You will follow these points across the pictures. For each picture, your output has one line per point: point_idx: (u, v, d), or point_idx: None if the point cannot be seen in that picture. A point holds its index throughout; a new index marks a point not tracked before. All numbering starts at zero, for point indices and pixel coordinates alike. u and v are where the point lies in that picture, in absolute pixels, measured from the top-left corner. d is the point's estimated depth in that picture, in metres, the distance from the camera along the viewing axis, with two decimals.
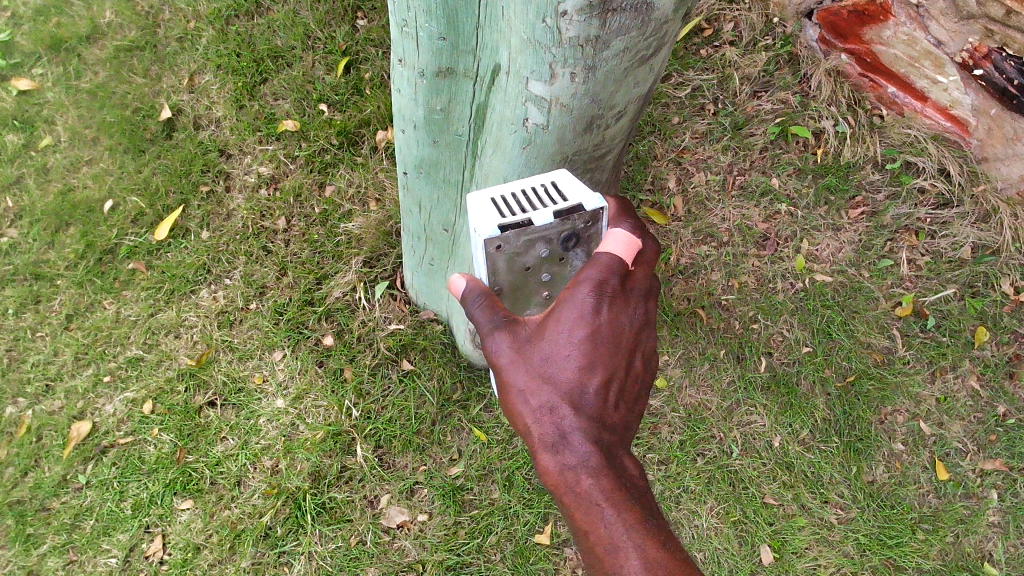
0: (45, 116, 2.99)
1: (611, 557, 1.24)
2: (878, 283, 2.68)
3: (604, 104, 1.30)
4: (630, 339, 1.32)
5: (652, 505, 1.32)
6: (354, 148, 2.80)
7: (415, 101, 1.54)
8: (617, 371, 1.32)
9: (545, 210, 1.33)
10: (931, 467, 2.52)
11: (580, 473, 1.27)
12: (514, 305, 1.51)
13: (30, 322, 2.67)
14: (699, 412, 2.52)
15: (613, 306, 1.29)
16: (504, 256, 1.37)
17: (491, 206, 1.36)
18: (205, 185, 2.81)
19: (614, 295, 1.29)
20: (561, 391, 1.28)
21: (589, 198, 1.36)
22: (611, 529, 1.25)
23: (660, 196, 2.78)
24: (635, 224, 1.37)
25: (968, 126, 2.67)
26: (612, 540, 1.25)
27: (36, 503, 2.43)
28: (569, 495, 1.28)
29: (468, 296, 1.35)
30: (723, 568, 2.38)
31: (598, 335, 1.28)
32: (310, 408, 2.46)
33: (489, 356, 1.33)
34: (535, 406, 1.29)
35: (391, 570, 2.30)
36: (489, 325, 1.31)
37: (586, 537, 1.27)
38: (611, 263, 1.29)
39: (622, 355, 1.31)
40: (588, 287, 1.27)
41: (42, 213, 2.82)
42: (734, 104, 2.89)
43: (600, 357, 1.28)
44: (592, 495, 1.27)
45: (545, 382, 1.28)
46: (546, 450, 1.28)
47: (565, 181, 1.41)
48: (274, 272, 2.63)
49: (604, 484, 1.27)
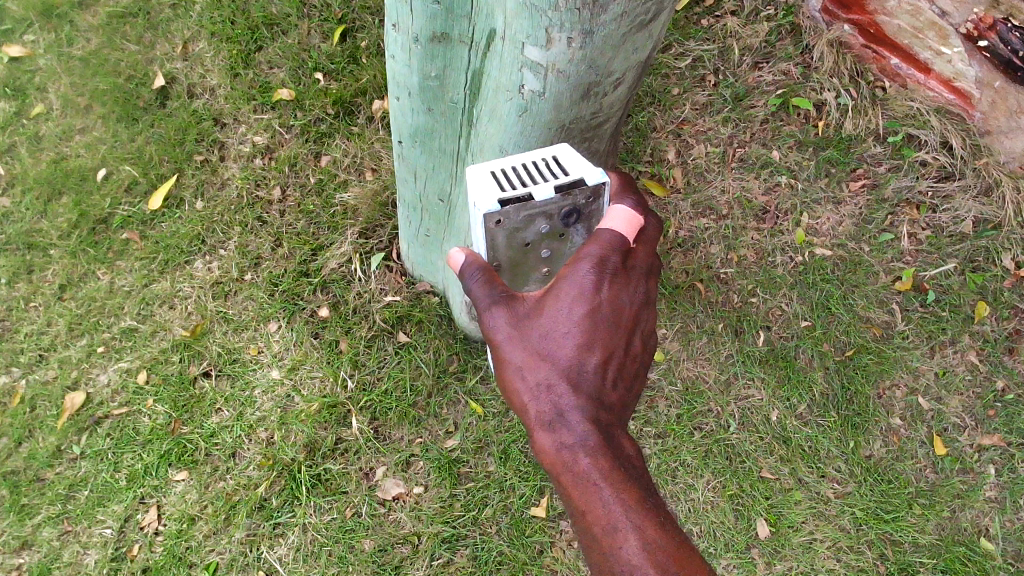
0: (37, 84, 2.95)
1: (610, 537, 1.23)
2: (878, 257, 2.66)
3: (601, 72, 1.28)
4: (630, 319, 1.31)
5: (651, 487, 1.31)
6: (350, 117, 2.77)
7: (410, 68, 1.51)
8: (617, 351, 1.30)
9: (545, 184, 1.32)
10: (928, 442, 2.51)
11: (578, 451, 1.26)
12: (514, 282, 1.50)
13: (24, 293, 2.65)
14: (697, 386, 2.51)
15: (614, 285, 1.28)
16: (503, 232, 1.35)
17: (490, 180, 1.35)
18: (200, 154, 2.78)
19: (615, 273, 1.28)
20: (559, 368, 1.27)
21: (590, 172, 1.35)
22: (609, 510, 1.23)
23: (659, 167, 2.75)
24: (638, 201, 1.37)
25: (971, 98, 2.65)
26: (610, 520, 1.23)
27: (30, 473, 2.42)
28: (566, 473, 1.27)
29: (466, 271, 1.33)
30: (718, 543, 2.37)
31: (598, 313, 1.27)
32: (306, 379, 2.45)
33: (486, 333, 1.31)
34: (533, 383, 1.28)
35: (386, 542, 2.30)
36: (487, 299, 1.29)
37: (584, 517, 1.26)
38: (613, 241, 1.29)
39: (622, 334, 1.30)
40: (589, 263, 1.27)
41: (35, 182, 2.79)
42: (735, 75, 2.86)
43: (599, 335, 1.28)
44: (590, 474, 1.25)
45: (542, 360, 1.27)
46: (543, 428, 1.27)
47: (566, 156, 1.40)
48: (269, 244, 2.61)
49: (601, 463, 1.26)
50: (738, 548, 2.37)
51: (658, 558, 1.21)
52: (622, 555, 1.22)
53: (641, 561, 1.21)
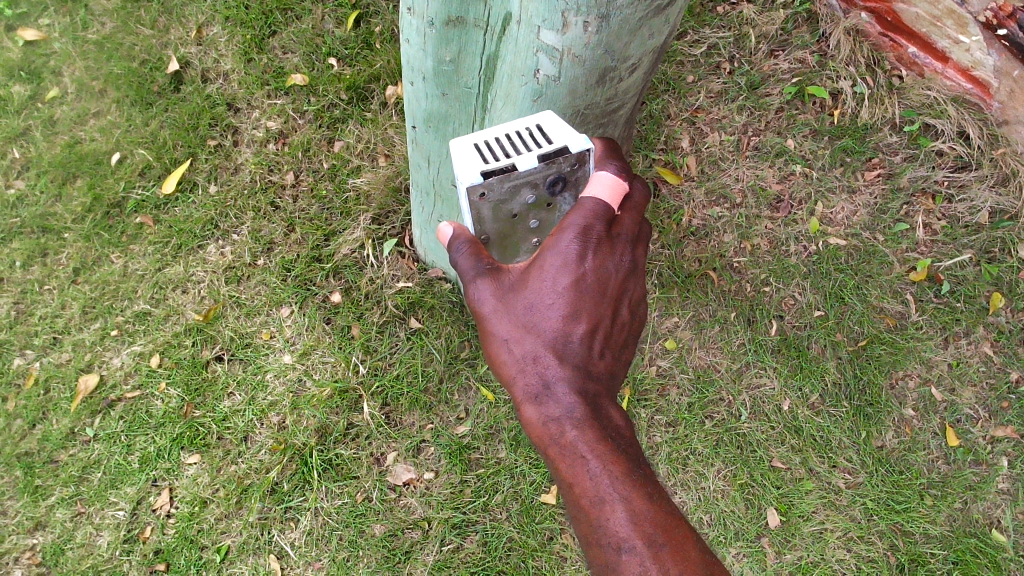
0: (52, 68, 2.95)
1: (597, 509, 1.26)
2: (892, 247, 2.64)
3: (617, 57, 1.27)
4: (615, 288, 1.31)
5: (638, 456, 1.34)
6: (364, 103, 2.76)
7: (425, 52, 1.50)
8: (603, 320, 1.31)
9: (529, 154, 1.31)
10: (941, 433, 2.50)
11: (564, 424, 1.29)
12: (504, 253, 1.51)
13: (38, 276, 2.66)
14: (708, 375, 2.51)
15: (599, 254, 1.27)
16: (489, 204, 1.36)
17: (474, 152, 1.35)
18: (213, 139, 2.78)
19: (599, 242, 1.27)
20: (544, 340, 1.28)
21: (574, 140, 1.33)
22: (596, 482, 1.27)
23: (673, 155, 2.73)
24: (621, 167, 1.33)
25: (990, 88, 2.64)
26: (597, 492, 1.27)
27: (43, 455, 2.44)
28: (553, 445, 1.30)
29: (453, 243, 1.36)
30: (728, 532, 2.38)
31: (582, 282, 1.27)
32: (318, 364, 2.46)
33: (473, 305, 1.34)
34: (518, 355, 1.29)
35: (397, 527, 2.32)
36: (472, 272, 1.32)
37: (571, 489, 1.29)
38: (597, 209, 1.26)
39: (608, 303, 1.31)
40: (573, 233, 1.25)
41: (50, 165, 2.80)
42: (750, 63, 2.83)
43: (585, 305, 1.28)
44: (576, 446, 1.29)
45: (527, 332, 1.28)
46: (530, 401, 1.30)
47: (550, 123, 1.38)
48: (282, 229, 2.61)
49: (587, 435, 1.29)
50: (748, 537, 2.37)
51: (645, 529, 1.24)
52: (609, 527, 1.25)
53: (628, 534, 1.24)
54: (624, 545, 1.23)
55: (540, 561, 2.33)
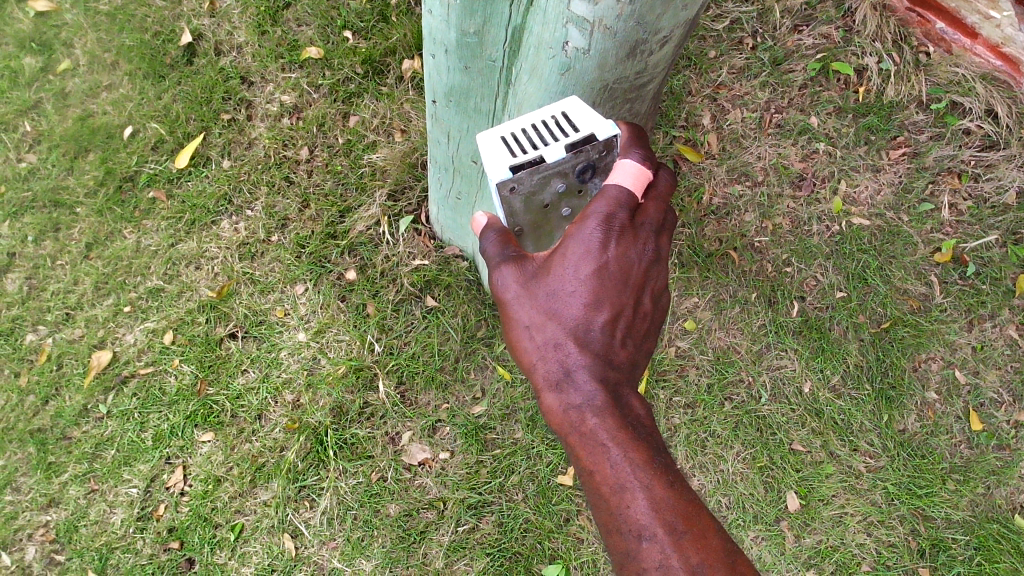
0: (63, 39, 2.91)
1: (617, 497, 1.24)
2: (917, 228, 2.59)
3: (649, 29, 1.22)
4: (638, 275, 1.28)
5: (658, 444, 1.31)
6: (380, 77, 2.71)
7: (448, 24, 1.45)
8: (626, 308, 1.28)
9: (556, 144, 1.28)
10: (964, 417, 2.46)
11: (585, 412, 1.26)
12: (536, 241, 1.52)
13: (50, 251, 2.63)
14: (728, 356, 2.47)
15: (622, 242, 1.24)
16: (519, 197, 1.33)
17: (501, 144, 1.32)
18: (227, 113, 2.73)
19: (623, 229, 1.24)
20: (567, 327, 1.25)
21: (601, 126, 1.29)
22: (617, 470, 1.24)
23: (694, 132, 2.67)
24: (645, 153, 1.28)
25: (1020, 65, 2.61)
26: (618, 481, 1.24)
27: (57, 431, 2.42)
28: (573, 434, 1.27)
29: (484, 231, 1.34)
30: (747, 515, 2.35)
31: (605, 271, 1.24)
32: (332, 342, 2.43)
33: (496, 291, 1.31)
34: (540, 342, 1.27)
35: (412, 507, 2.31)
36: (497, 258, 1.30)
37: (591, 477, 1.26)
38: (620, 196, 1.23)
39: (630, 291, 1.27)
40: (596, 221, 1.23)
41: (61, 138, 2.76)
42: (774, 39, 2.77)
43: (607, 293, 1.25)
44: (597, 434, 1.25)
45: (549, 319, 1.26)
46: (551, 389, 1.27)
47: (575, 109, 1.34)
48: (297, 204, 2.58)
49: (608, 424, 1.26)
50: (767, 521, 2.35)
51: (665, 517, 1.22)
52: (629, 515, 1.23)
53: (649, 522, 1.22)
54: (644, 534, 1.22)
55: (557, 543, 2.32)
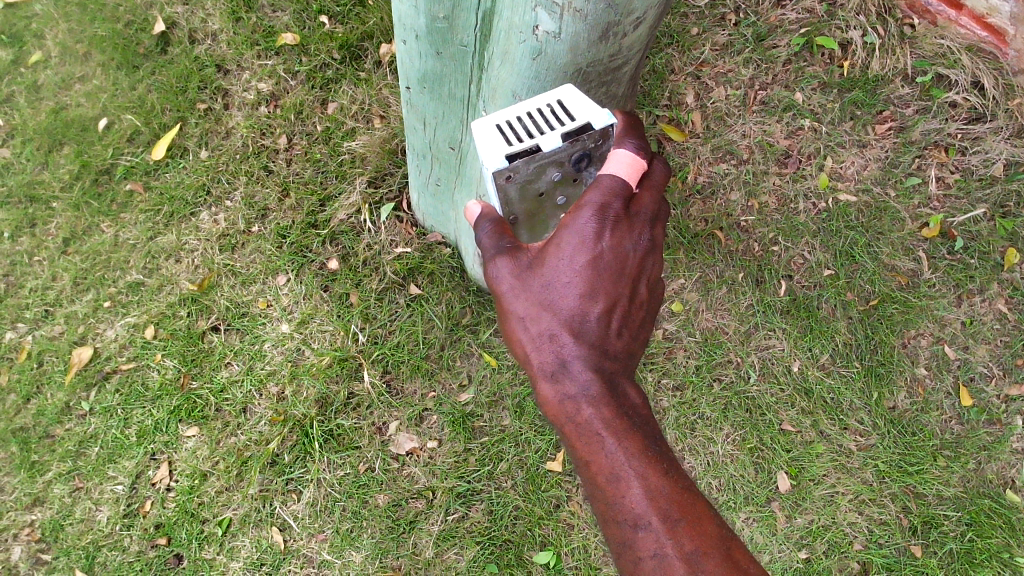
0: (34, 31, 2.85)
1: (613, 486, 1.23)
2: (904, 203, 2.57)
3: (621, 11, 1.18)
4: (633, 265, 1.26)
5: (655, 433, 1.29)
6: (358, 62, 2.67)
7: (416, 10, 1.42)
8: (621, 298, 1.26)
9: (553, 134, 1.26)
10: (954, 393, 2.45)
11: (580, 402, 1.25)
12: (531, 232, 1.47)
13: (26, 247, 2.59)
14: (716, 337, 2.45)
15: (617, 232, 1.22)
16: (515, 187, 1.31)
17: (497, 132, 1.29)
18: (203, 102, 2.68)
19: (618, 219, 1.21)
20: (562, 319, 1.23)
21: (597, 115, 1.27)
22: (612, 459, 1.23)
23: (678, 111, 2.63)
24: (639, 142, 1.24)
25: (1006, 36, 2.57)
26: (613, 470, 1.23)
27: (39, 430, 2.40)
28: (569, 423, 1.26)
29: (480, 220, 1.33)
30: (738, 497, 2.34)
31: (600, 262, 1.22)
32: (316, 332, 2.40)
33: (491, 282, 1.30)
34: (536, 334, 1.25)
35: (400, 496, 2.30)
36: (492, 250, 1.28)
37: (587, 466, 1.26)
38: (614, 186, 1.20)
39: (625, 281, 1.25)
40: (590, 211, 1.20)
41: (34, 132, 2.72)
42: (756, 14, 2.72)
43: (603, 283, 1.23)
44: (592, 423, 1.25)
45: (544, 311, 1.24)
46: (547, 379, 1.26)
47: (571, 98, 1.31)
48: (276, 194, 2.53)
49: (604, 413, 1.25)
50: (758, 502, 2.34)
51: (660, 505, 1.20)
52: (624, 505, 1.22)
53: (643, 511, 1.20)
54: (640, 523, 1.20)
55: (547, 529, 2.32)
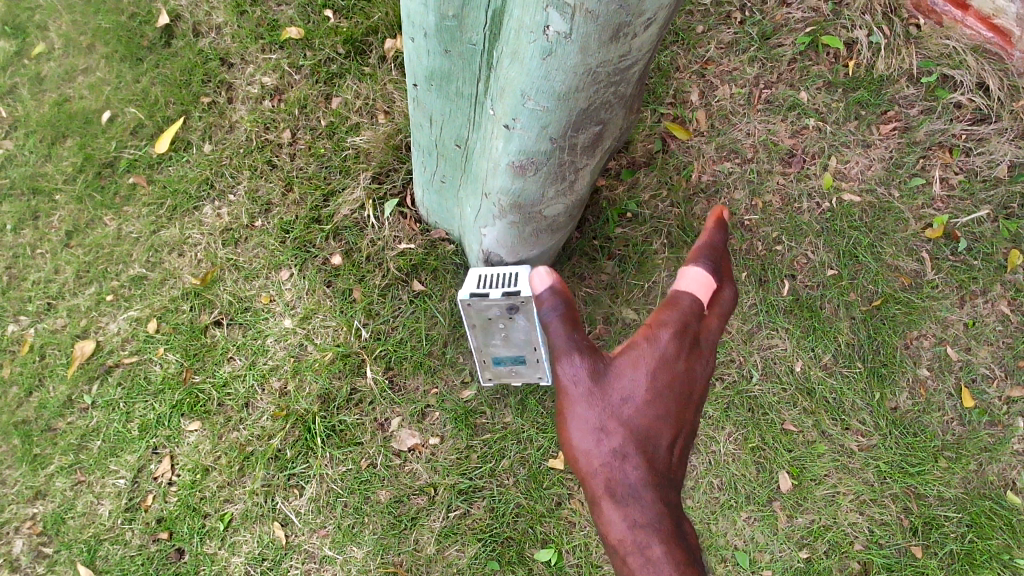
0: (38, 22, 2.84)
1: (596, 479, 1.06)
2: (909, 203, 2.57)
3: (631, 11, 1.15)
4: (683, 326, 1.24)
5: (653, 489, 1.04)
6: (362, 57, 2.65)
7: (426, 7, 1.42)
8: (656, 331, 1.22)
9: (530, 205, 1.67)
10: (956, 394, 2.45)
11: (584, 405, 1.15)
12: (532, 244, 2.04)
13: (30, 239, 2.59)
14: (719, 336, 2.45)
15: (679, 319, 1.24)
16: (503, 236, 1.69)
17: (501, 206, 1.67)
18: (207, 96, 2.67)
19: (685, 320, 1.25)
20: (598, 356, 1.22)
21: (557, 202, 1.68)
22: (605, 453, 1.08)
23: (683, 108, 2.63)
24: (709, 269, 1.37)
25: (1011, 36, 2.55)
26: (601, 462, 1.08)
27: (41, 423, 2.40)
28: (576, 426, 1.14)
29: (548, 301, 1.35)
30: (739, 495, 2.35)
31: (650, 326, 1.24)
32: (319, 328, 2.40)
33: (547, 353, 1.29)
34: (566, 364, 1.22)
35: (402, 493, 2.30)
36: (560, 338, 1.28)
37: (584, 468, 1.10)
38: (688, 303, 1.28)
39: (671, 328, 1.22)
40: (662, 316, 1.25)
41: (38, 124, 2.71)
42: (761, 12, 2.72)
43: (646, 330, 1.23)
44: (593, 424, 1.13)
45: (582, 352, 1.23)
46: (565, 394, 1.19)
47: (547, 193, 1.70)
48: (280, 188, 2.53)
49: (608, 417, 1.13)
50: (759, 501, 2.35)
51: (640, 503, 1.01)
52: (604, 496, 1.04)
53: (621, 508, 1.01)
54: (619, 504, 1.02)
55: (549, 527, 2.31)
